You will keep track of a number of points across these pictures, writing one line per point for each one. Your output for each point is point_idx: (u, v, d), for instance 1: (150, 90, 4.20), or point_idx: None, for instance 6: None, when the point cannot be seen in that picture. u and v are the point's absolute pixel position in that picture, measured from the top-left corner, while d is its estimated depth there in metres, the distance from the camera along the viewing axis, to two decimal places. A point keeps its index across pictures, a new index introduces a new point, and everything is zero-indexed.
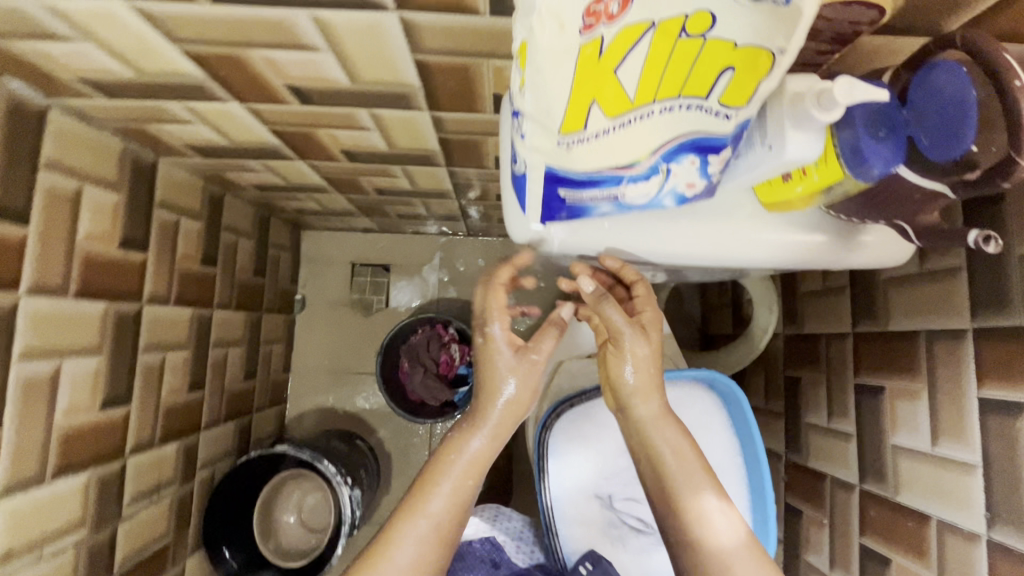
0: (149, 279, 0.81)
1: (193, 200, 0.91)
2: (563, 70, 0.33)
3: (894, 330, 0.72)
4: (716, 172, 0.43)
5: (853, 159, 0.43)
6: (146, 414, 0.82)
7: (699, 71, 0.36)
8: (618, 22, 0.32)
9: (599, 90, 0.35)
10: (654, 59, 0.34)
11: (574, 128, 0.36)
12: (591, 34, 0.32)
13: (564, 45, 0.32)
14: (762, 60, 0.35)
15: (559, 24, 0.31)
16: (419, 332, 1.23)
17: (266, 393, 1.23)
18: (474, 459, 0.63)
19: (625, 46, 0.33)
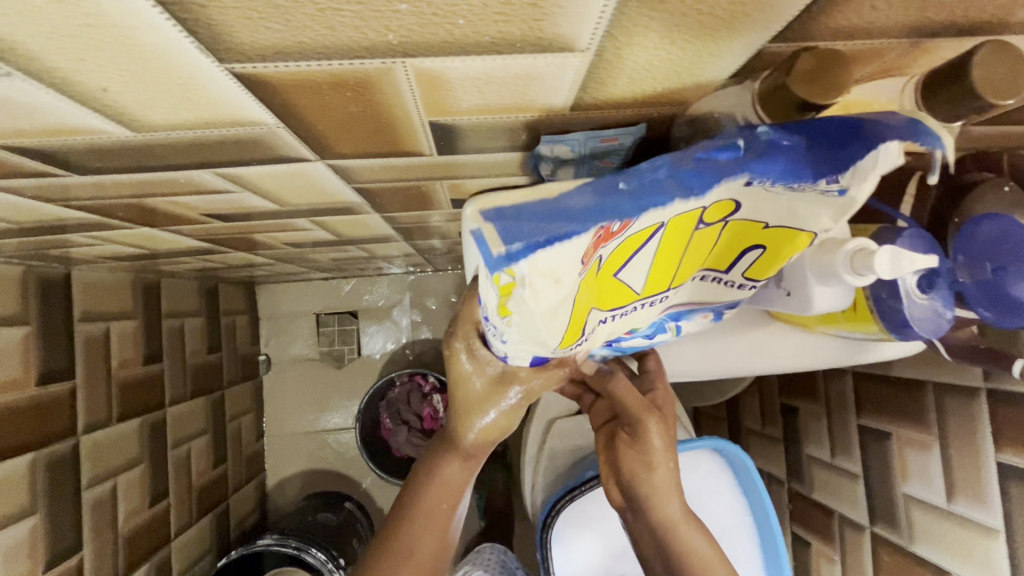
0: (82, 406, 0.71)
1: (123, 299, 0.81)
2: (564, 305, 0.28)
3: (897, 374, 0.68)
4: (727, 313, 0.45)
5: (894, 322, 0.40)
6: (104, 553, 0.73)
7: (716, 249, 0.34)
8: (620, 235, 0.27)
9: (594, 299, 0.31)
10: (663, 253, 0.31)
11: (574, 339, 0.32)
12: (591, 260, 0.27)
13: (561, 288, 0.27)
14: (795, 242, 0.33)
15: (557, 279, 0.26)
16: (398, 385, 1.17)
17: (241, 469, 1.15)
18: (448, 484, 0.46)
19: (625, 250, 0.29)
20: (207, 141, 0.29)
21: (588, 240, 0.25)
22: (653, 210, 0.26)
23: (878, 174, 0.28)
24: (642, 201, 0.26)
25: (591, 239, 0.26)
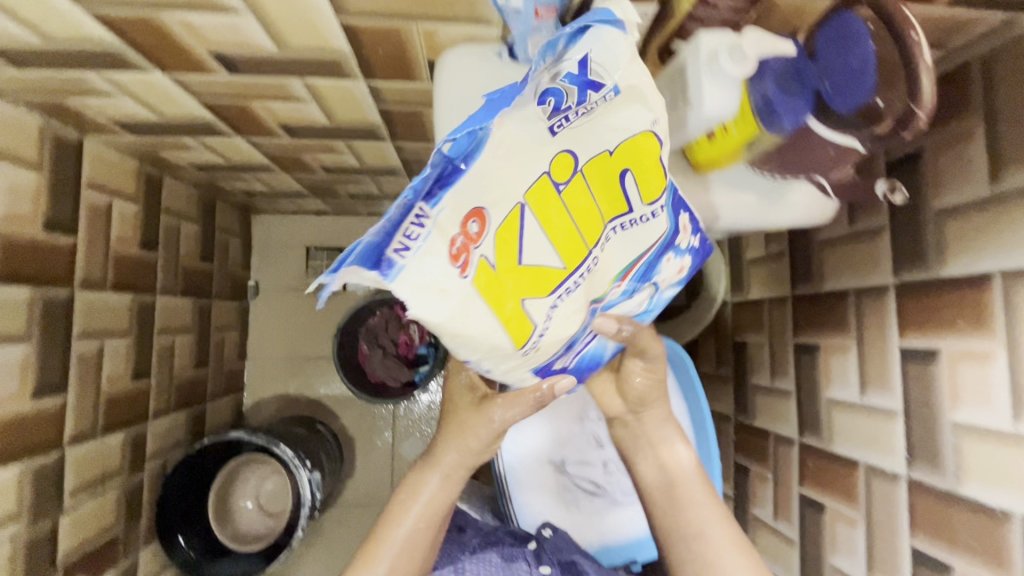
0: (80, 264, 0.77)
1: (127, 182, 0.87)
2: (476, 306, 0.40)
3: (826, 289, 0.75)
4: (688, 235, 0.50)
5: (765, 113, 0.49)
6: (86, 404, 0.79)
7: (597, 194, 0.45)
8: (482, 235, 0.39)
9: (519, 290, 0.42)
10: (547, 221, 0.42)
11: (525, 328, 0.43)
12: (479, 264, 0.39)
13: (466, 291, 0.39)
14: (642, 142, 0.44)
15: (443, 290, 0.38)
16: (377, 313, 1.22)
17: (220, 381, 1.20)
18: (427, 502, 0.65)
19: (508, 234, 0.41)
20: None
21: (451, 245, 0.38)
22: (494, 198, 0.40)
23: (610, 37, 0.40)
24: (458, 195, 0.38)
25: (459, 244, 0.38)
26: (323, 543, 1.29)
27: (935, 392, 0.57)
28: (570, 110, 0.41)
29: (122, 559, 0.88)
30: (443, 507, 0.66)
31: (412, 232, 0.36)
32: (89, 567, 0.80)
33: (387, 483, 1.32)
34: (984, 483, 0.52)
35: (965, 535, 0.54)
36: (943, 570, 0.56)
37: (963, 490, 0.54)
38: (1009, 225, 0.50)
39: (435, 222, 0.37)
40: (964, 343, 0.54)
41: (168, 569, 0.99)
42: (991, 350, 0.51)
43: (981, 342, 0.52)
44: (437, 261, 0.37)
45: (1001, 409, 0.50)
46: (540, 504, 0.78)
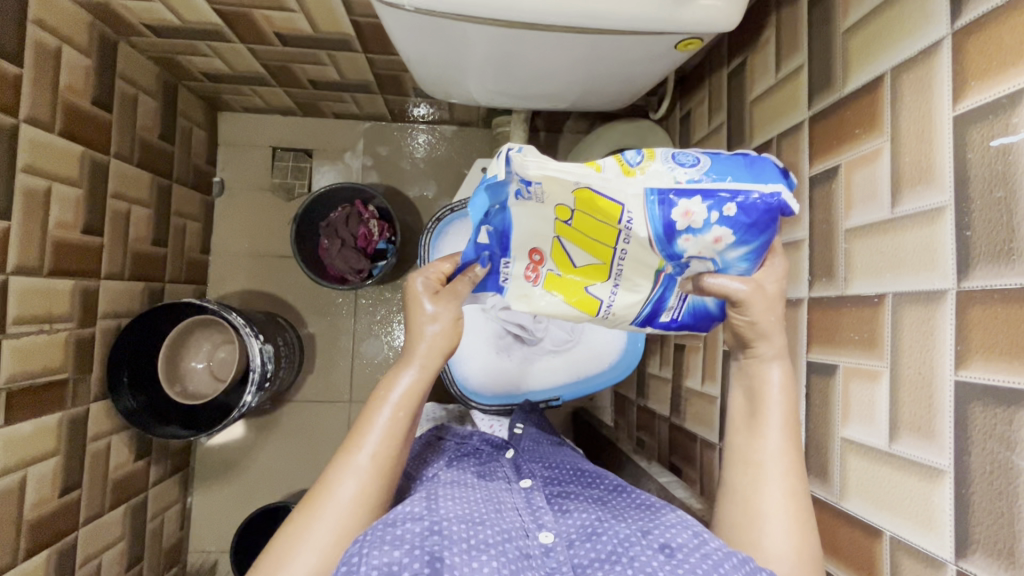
0: (27, 99, 0.79)
1: (79, 34, 0.88)
2: (552, 301, 0.59)
3: (755, 144, 0.77)
4: (694, 216, 0.48)
5: None
6: (30, 239, 0.80)
7: (599, 224, 0.53)
8: (546, 256, 0.58)
9: (583, 282, 0.58)
10: (584, 242, 0.55)
11: (593, 305, 0.58)
12: (560, 272, 0.58)
13: (556, 295, 0.59)
14: (588, 195, 0.50)
15: (525, 295, 0.60)
16: (339, 208, 1.24)
17: (181, 267, 1.22)
18: (406, 392, 0.60)
19: (561, 257, 0.57)
20: None
21: (526, 271, 0.59)
22: (540, 239, 0.57)
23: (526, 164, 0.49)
24: (516, 246, 0.57)
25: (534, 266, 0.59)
26: (281, 435, 1.32)
27: (833, 207, 0.60)
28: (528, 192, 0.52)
29: (72, 408, 0.90)
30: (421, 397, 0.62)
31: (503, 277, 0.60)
32: (34, 401, 0.82)
33: (346, 382, 1.35)
34: (866, 277, 0.54)
35: (848, 331, 0.56)
36: (828, 372, 0.59)
37: (850, 290, 0.56)
38: (900, 22, 0.52)
39: (516, 268, 0.59)
40: (858, 150, 0.56)
41: (121, 430, 1.02)
42: (879, 146, 0.53)
43: (872, 142, 0.54)
44: (515, 283, 0.60)
45: (883, 201, 0.53)
46: (475, 359, 0.82)
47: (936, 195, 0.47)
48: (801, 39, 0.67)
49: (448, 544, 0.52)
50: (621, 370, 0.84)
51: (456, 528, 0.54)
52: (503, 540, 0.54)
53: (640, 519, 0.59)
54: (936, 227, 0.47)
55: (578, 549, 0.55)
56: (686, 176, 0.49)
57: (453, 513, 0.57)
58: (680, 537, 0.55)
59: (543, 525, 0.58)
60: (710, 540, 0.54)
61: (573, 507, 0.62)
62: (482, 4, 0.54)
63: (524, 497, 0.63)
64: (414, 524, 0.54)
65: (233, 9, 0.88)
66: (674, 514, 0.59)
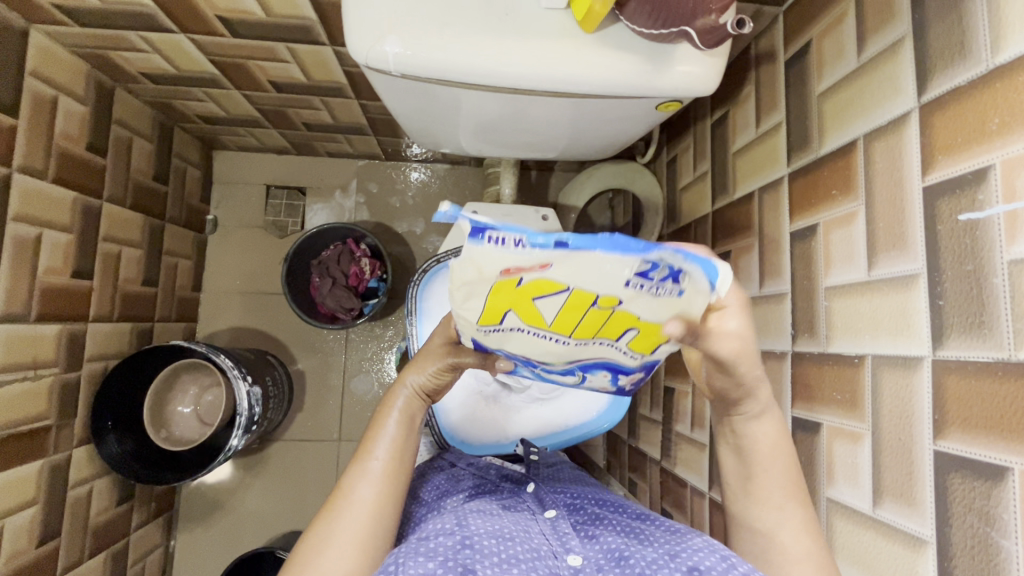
0: (20, 148, 0.80)
1: (76, 83, 0.90)
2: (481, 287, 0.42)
3: (738, 196, 0.78)
4: (628, 360, 0.50)
5: None
6: (17, 286, 0.80)
7: (608, 335, 0.46)
8: (539, 276, 0.41)
9: (515, 304, 0.44)
10: (573, 314, 0.43)
11: (489, 322, 0.47)
12: (508, 277, 0.41)
13: (489, 276, 0.41)
14: (658, 331, 0.45)
15: (479, 268, 0.41)
16: (331, 247, 1.26)
17: (171, 305, 1.22)
18: (405, 409, 0.63)
19: (537, 290, 0.42)
20: None
21: (510, 268, 0.40)
22: (579, 275, 0.40)
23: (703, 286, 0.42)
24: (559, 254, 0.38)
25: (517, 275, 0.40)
26: (268, 475, 1.30)
27: (814, 265, 0.60)
28: (650, 283, 0.41)
29: (54, 455, 0.88)
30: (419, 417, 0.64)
31: (506, 239, 0.38)
32: (17, 449, 0.81)
33: (335, 420, 1.33)
34: (847, 336, 0.55)
35: (830, 390, 0.56)
36: (813, 429, 0.58)
37: (830, 348, 0.57)
38: (869, 92, 0.54)
39: (519, 256, 0.39)
40: (835, 211, 0.57)
41: (104, 475, 1.00)
42: (854, 210, 0.55)
43: (848, 205, 0.56)
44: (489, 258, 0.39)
45: (860, 263, 0.54)
46: (466, 417, 0.82)
47: (909, 263, 0.48)
48: (778, 98, 0.69)
49: (480, 558, 0.49)
50: (611, 420, 0.83)
51: (488, 543, 0.51)
52: (532, 560, 0.51)
53: (667, 542, 0.55)
54: (909, 294, 0.47)
55: (608, 573, 0.51)
56: (644, 372, 0.54)
57: (483, 529, 0.54)
58: (707, 560, 0.50)
59: (571, 548, 0.54)
60: (738, 564, 0.49)
61: (600, 533, 0.58)
62: (468, 72, 0.56)
63: (549, 525, 0.59)
64: (446, 538, 0.51)
65: (230, 60, 0.90)
66: (700, 538, 0.54)
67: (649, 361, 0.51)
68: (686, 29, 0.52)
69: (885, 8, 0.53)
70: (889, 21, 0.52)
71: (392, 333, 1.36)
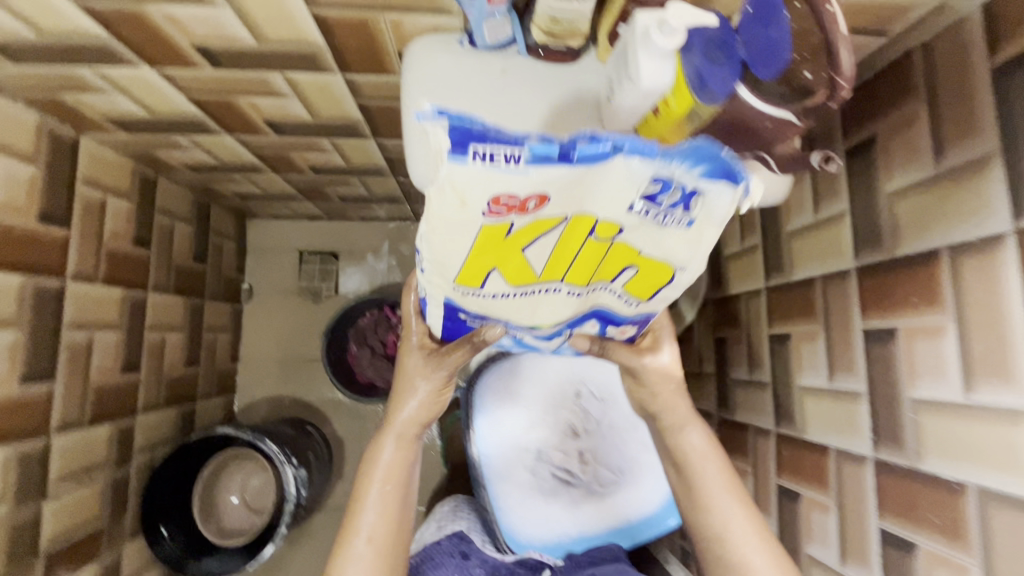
0: (73, 257, 0.80)
1: (122, 181, 0.91)
2: (460, 225, 0.39)
3: (796, 279, 0.76)
4: (626, 310, 0.52)
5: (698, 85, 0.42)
6: (71, 393, 0.80)
7: (588, 263, 0.45)
8: (534, 214, 0.39)
9: (511, 247, 0.42)
10: (564, 243, 0.43)
11: (469, 281, 0.45)
12: (496, 216, 0.39)
13: (475, 212, 0.38)
14: (658, 270, 0.45)
15: (461, 201, 0.37)
16: (367, 315, 1.25)
17: (211, 381, 1.22)
18: (389, 462, 0.66)
19: (528, 235, 0.41)
20: None
21: (500, 198, 0.37)
22: (571, 197, 0.39)
23: (719, 216, 0.41)
24: (550, 172, 0.36)
25: (506, 208, 0.38)
26: (311, 546, 1.29)
27: (895, 372, 0.58)
28: (660, 208, 0.40)
29: (106, 557, 0.87)
30: (407, 471, 0.67)
31: (499, 154, 0.35)
32: (73, 559, 0.81)
33: None
34: (943, 458, 0.53)
35: (927, 511, 0.54)
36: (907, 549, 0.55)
37: (924, 467, 0.55)
38: (952, 203, 0.52)
39: (513, 176, 0.36)
40: (919, 321, 0.55)
41: (153, 567, 0.99)
42: (943, 324, 0.53)
43: (935, 318, 0.53)
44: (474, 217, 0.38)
45: (955, 383, 0.51)
46: (522, 503, 0.78)
47: (1015, 398, 0.46)
48: (839, 187, 0.67)
49: None
50: (676, 514, 0.77)
51: None
52: None
53: None
54: (1016, 430, 0.46)
55: None
56: (639, 304, 0.51)
57: None
58: None
59: None
60: None
61: None
62: None
63: None
64: None
65: (272, 152, 0.90)
66: None
67: (643, 314, 0.53)
68: (763, 155, 0.48)
69: (964, 119, 0.51)
70: (971, 134, 0.50)
71: None
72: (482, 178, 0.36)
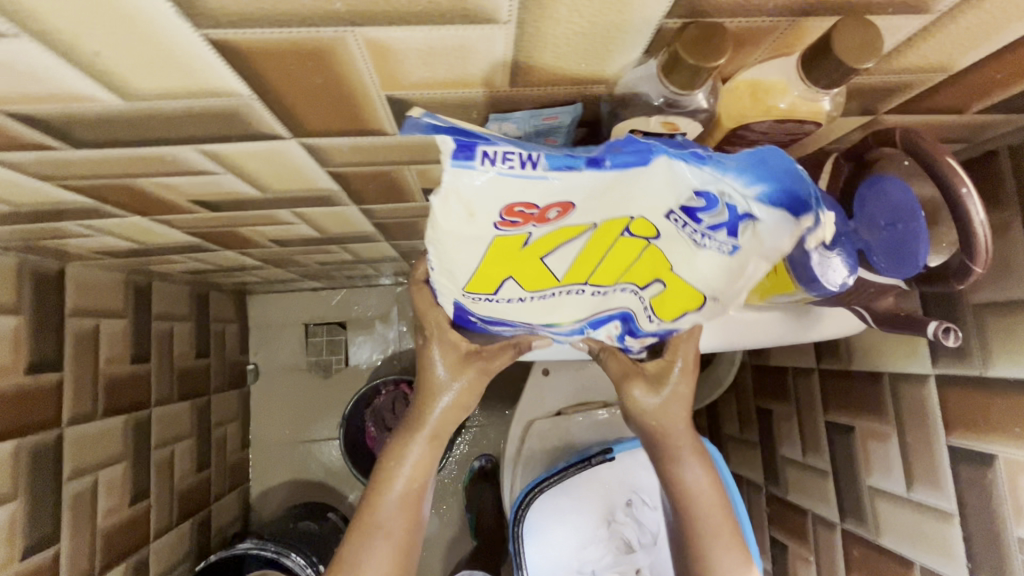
0: (68, 400, 0.73)
1: (116, 299, 0.83)
2: (473, 244, 0.33)
3: (856, 369, 0.70)
4: (647, 322, 0.46)
5: (804, 276, 0.40)
6: (79, 546, 0.74)
7: (615, 267, 0.39)
8: (557, 222, 0.33)
9: (523, 263, 0.36)
10: (587, 253, 0.37)
11: (477, 287, 0.38)
12: (513, 228, 0.32)
13: (484, 223, 0.32)
14: (684, 288, 0.41)
15: (469, 212, 0.31)
16: (384, 392, 1.19)
17: (224, 477, 1.15)
18: (418, 462, 0.51)
19: (550, 242, 0.35)
20: (191, 112, 0.33)
21: (515, 204, 0.31)
22: (602, 212, 0.33)
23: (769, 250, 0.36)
24: (575, 190, 0.30)
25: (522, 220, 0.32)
26: None
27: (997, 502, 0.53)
28: (697, 228, 0.34)
29: None
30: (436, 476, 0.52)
31: (512, 156, 0.28)
32: None
33: None
34: None
35: None
36: None
37: None
38: None
39: (533, 183, 0.29)
40: None
41: None
42: None
43: None
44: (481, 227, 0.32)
45: None
46: None
47: None
48: None
49: None
50: None
51: None
52: None
53: None
54: None
55: None
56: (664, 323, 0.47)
57: None
58: None
59: None
60: None
61: None
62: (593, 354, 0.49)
63: None
64: None
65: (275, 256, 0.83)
66: None
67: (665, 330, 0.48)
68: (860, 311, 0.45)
69: None
70: None
71: (453, 468, 1.29)
72: (481, 191, 0.30)
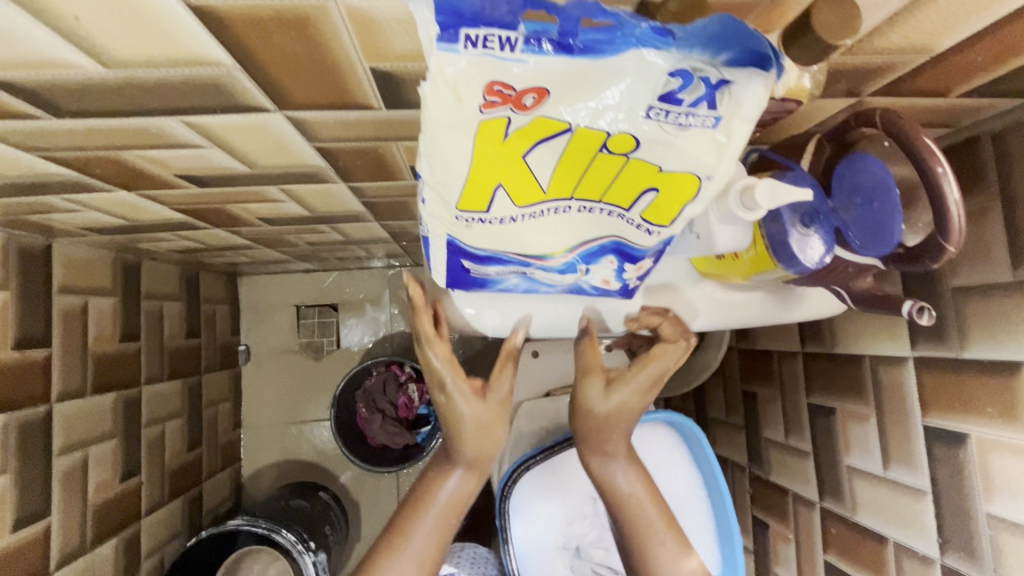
0: (57, 377, 0.74)
1: (104, 277, 0.83)
2: (455, 141, 0.30)
3: (838, 352, 0.71)
4: (643, 239, 0.40)
5: (783, 253, 0.43)
6: (69, 521, 0.75)
7: (606, 176, 0.35)
8: (535, 113, 0.30)
9: (504, 168, 0.33)
10: (571, 156, 0.33)
11: (468, 206, 0.35)
12: (496, 112, 0.29)
13: (470, 108, 0.29)
14: (684, 190, 0.36)
15: (457, 97, 0.28)
16: (374, 374, 1.19)
17: (216, 457, 1.16)
18: (454, 494, 0.51)
19: (528, 138, 0.32)
20: (173, 82, 0.33)
21: (489, 85, 0.28)
22: (583, 92, 0.30)
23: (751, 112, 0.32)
24: (552, 62, 0.27)
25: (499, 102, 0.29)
26: None
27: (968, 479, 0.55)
28: (679, 107, 0.31)
29: None
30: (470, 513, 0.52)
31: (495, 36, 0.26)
32: None
33: None
34: None
35: None
36: None
37: None
38: None
39: (508, 61, 0.27)
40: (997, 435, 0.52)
41: None
42: None
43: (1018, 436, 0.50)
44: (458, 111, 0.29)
45: None
46: None
47: None
48: None
49: None
50: None
51: None
52: None
53: None
54: None
55: None
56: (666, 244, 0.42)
57: None
58: None
59: None
60: None
61: None
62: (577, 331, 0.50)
63: None
64: None
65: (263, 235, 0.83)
66: None
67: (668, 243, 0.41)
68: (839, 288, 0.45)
69: None
70: None
71: None
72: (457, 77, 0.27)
